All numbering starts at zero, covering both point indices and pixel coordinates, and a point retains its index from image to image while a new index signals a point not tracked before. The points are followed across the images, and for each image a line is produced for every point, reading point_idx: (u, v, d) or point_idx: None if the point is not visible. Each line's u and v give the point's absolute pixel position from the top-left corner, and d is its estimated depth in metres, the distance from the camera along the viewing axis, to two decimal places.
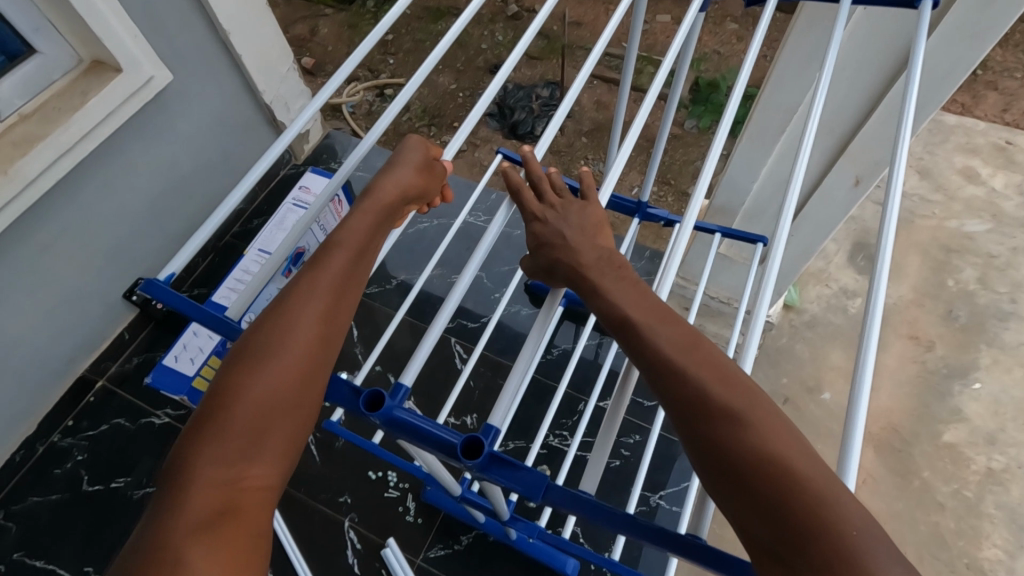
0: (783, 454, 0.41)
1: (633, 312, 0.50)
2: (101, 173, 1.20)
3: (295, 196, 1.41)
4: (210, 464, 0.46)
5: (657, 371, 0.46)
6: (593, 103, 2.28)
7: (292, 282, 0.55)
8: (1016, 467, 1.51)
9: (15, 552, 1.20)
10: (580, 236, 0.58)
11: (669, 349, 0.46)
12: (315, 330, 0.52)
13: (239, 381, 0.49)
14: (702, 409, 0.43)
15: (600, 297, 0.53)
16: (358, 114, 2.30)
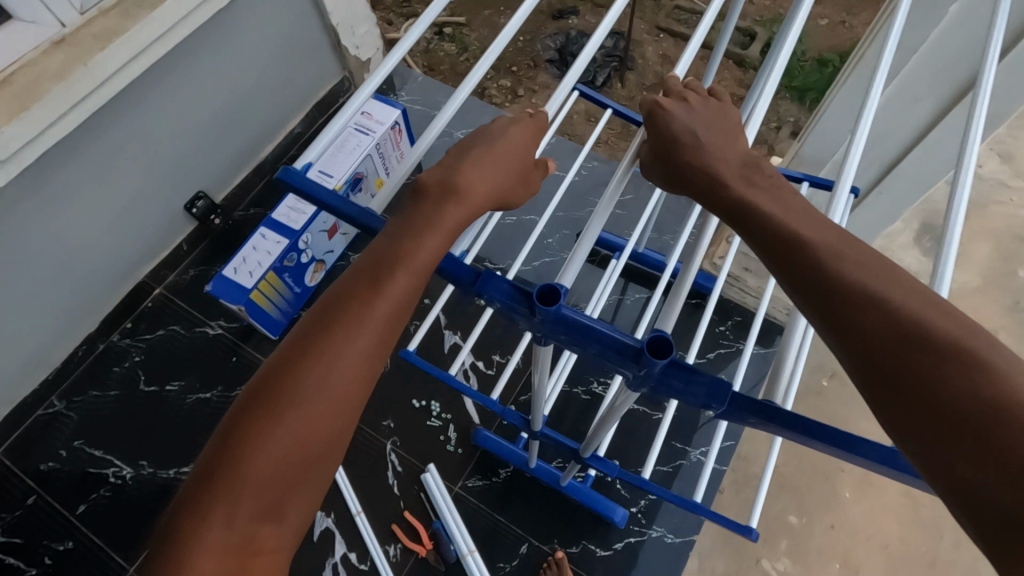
0: (974, 374, 0.36)
1: (779, 221, 0.45)
2: (172, 78, 1.20)
3: (357, 121, 1.39)
4: (220, 524, 0.45)
5: (812, 287, 0.42)
6: (658, 57, 2.19)
7: (335, 293, 0.49)
8: None
9: (75, 440, 1.26)
10: (711, 132, 0.55)
11: (826, 274, 0.41)
12: (349, 383, 0.48)
13: (266, 415, 0.47)
14: (903, 343, 0.38)
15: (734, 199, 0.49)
16: (416, 51, 2.25)
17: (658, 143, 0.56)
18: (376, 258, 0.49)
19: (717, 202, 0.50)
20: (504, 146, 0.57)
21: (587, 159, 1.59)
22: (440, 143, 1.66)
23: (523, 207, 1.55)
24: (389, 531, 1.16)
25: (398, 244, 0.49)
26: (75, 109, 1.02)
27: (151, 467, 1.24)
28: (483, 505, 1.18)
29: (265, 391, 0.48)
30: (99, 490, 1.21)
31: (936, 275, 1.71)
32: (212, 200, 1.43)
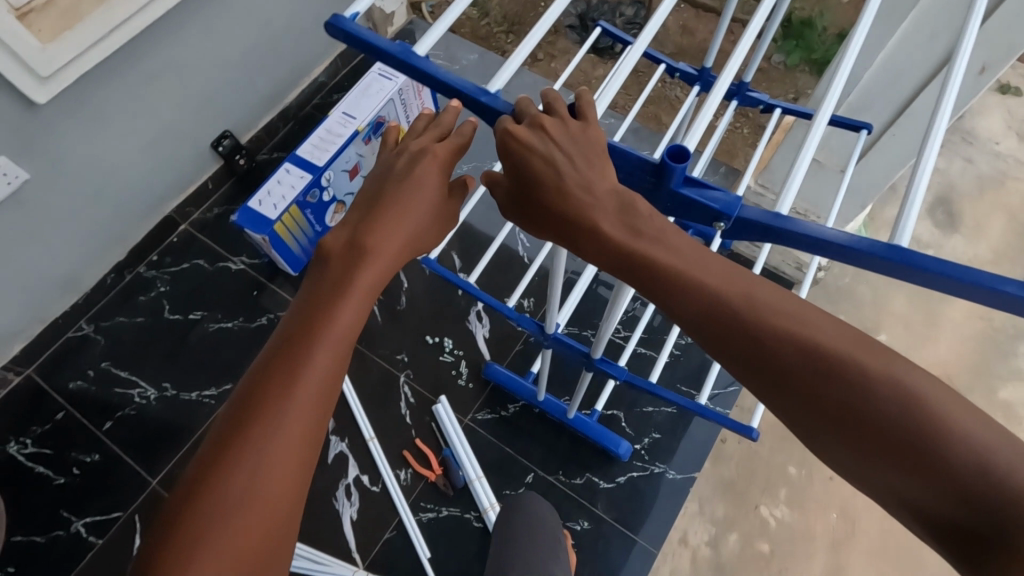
0: (867, 392, 0.39)
1: (668, 262, 0.45)
2: (205, 13, 1.23)
3: (381, 66, 1.42)
4: None
5: (712, 336, 0.44)
6: (678, 27, 2.20)
7: (254, 368, 0.47)
8: None
9: (103, 361, 1.31)
10: (566, 158, 0.48)
11: (734, 322, 0.43)
12: (310, 407, 0.46)
13: (200, 525, 0.42)
14: (819, 382, 0.41)
15: (601, 245, 0.47)
16: None
17: (512, 179, 0.50)
18: (295, 326, 0.48)
19: (581, 242, 0.48)
20: (411, 180, 0.53)
21: None
22: None
23: None
24: (400, 457, 1.20)
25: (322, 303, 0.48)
26: (113, 33, 1.06)
27: (174, 390, 1.29)
28: (490, 436, 1.22)
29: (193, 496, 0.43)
30: (125, 409, 1.27)
31: (948, 247, 1.72)
32: (237, 140, 1.47)
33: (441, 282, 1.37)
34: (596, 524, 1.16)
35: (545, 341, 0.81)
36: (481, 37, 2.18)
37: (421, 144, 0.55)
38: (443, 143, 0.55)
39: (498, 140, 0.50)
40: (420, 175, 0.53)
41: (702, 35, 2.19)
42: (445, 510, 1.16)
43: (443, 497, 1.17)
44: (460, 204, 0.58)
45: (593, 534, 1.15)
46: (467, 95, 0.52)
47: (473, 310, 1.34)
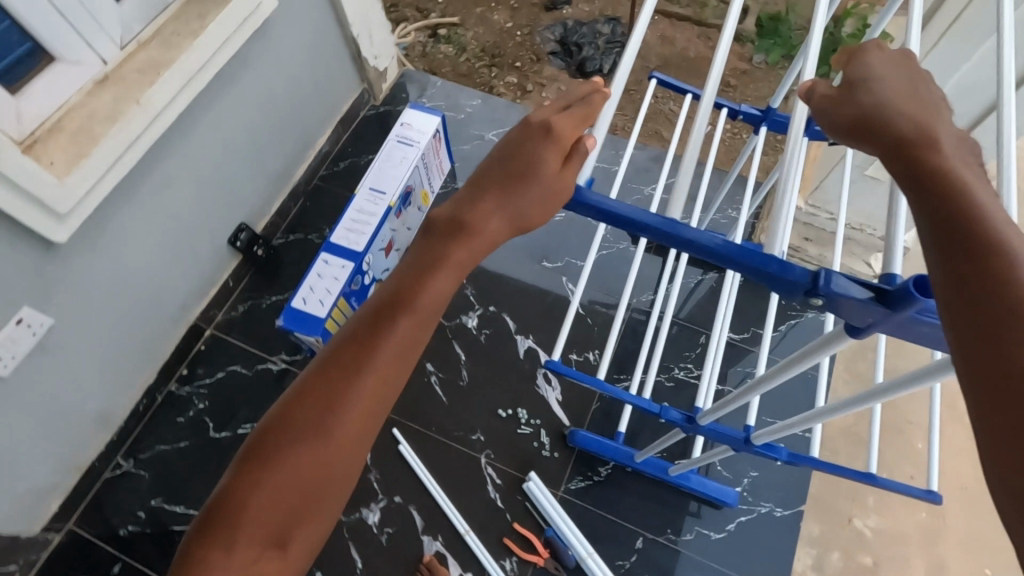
0: None
1: (971, 189, 0.40)
2: (213, 107, 1.14)
3: (399, 133, 1.35)
4: (281, 459, 0.55)
5: (971, 279, 0.37)
6: (656, 40, 2.21)
7: (365, 311, 0.57)
8: None
9: (152, 499, 1.19)
10: (928, 94, 0.45)
11: (1003, 273, 0.37)
12: (393, 362, 0.56)
13: (305, 422, 0.56)
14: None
15: (924, 160, 0.42)
16: (411, 55, 2.21)
17: (834, 99, 0.47)
18: (396, 286, 0.57)
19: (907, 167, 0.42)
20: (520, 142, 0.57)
21: None
22: (472, 147, 1.59)
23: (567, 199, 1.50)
24: (501, 544, 1.14)
25: (422, 272, 0.57)
26: (129, 150, 0.96)
27: None
28: (590, 505, 1.17)
29: (301, 400, 0.57)
30: None
31: None
32: (253, 231, 1.37)
33: (499, 349, 1.32)
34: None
35: (692, 429, 0.76)
36: (465, 74, 2.13)
37: (542, 118, 0.58)
38: (564, 118, 0.57)
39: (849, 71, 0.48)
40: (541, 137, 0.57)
41: (681, 43, 2.20)
42: None
43: None
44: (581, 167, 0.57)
45: None
46: (729, 255, 0.51)
47: (540, 372, 1.29)
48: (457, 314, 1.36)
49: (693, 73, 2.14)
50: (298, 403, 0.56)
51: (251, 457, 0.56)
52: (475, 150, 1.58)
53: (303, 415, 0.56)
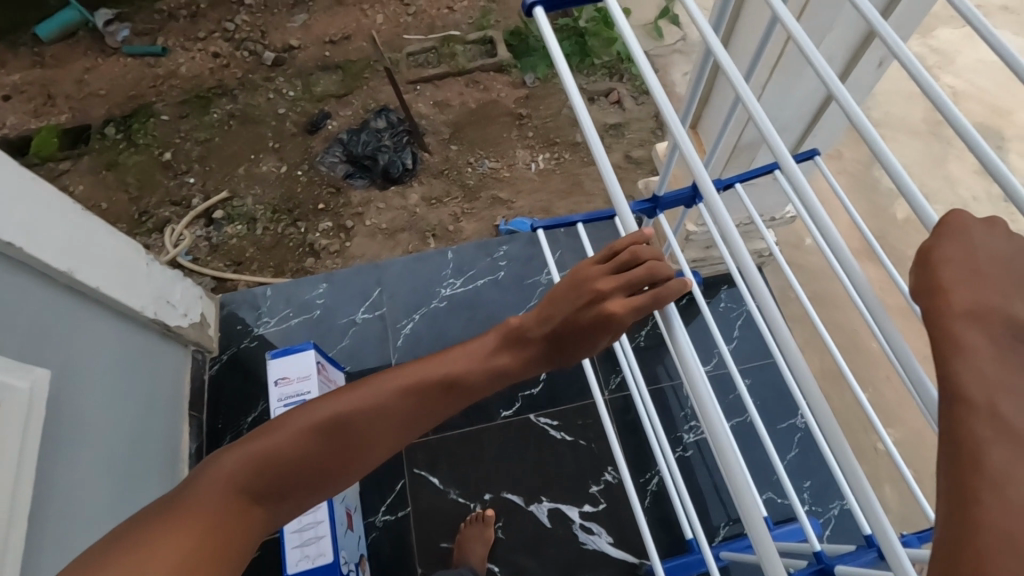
0: (999, 496, 0.33)
1: (984, 439, 0.35)
2: (44, 543, 0.85)
3: (280, 394, 1.12)
4: (277, 450, 0.58)
5: (971, 538, 0.33)
6: (432, 109, 2.12)
7: (435, 371, 0.61)
8: (968, 200, 1.73)
9: None
10: (1004, 301, 0.40)
11: (1006, 553, 0.32)
12: (403, 427, 0.61)
13: (326, 451, 0.59)
14: (980, 481, 0.34)
15: (949, 371, 0.38)
16: (203, 256, 1.88)
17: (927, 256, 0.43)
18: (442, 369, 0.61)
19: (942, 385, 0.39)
20: (578, 312, 0.59)
21: (496, 248, 1.47)
22: (351, 338, 1.38)
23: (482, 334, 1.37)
24: None
25: (479, 352, 0.63)
26: None
27: None
28: None
29: (336, 426, 0.59)
30: None
31: None
32: None
33: (524, 534, 1.18)
34: None
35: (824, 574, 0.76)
36: (274, 244, 1.88)
37: (601, 297, 0.58)
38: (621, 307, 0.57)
39: (919, 251, 0.44)
40: (595, 326, 0.58)
41: (457, 100, 2.14)
42: None
43: None
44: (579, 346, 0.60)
45: None
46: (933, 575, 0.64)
47: (578, 526, 1.18)
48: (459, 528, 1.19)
49: (484, 121, 2.08)
50: (319, 424, 0.59)
51: (258, 441, 0.58)
52: (357, 339, 1.38)
53: (316, 428, 0.59)
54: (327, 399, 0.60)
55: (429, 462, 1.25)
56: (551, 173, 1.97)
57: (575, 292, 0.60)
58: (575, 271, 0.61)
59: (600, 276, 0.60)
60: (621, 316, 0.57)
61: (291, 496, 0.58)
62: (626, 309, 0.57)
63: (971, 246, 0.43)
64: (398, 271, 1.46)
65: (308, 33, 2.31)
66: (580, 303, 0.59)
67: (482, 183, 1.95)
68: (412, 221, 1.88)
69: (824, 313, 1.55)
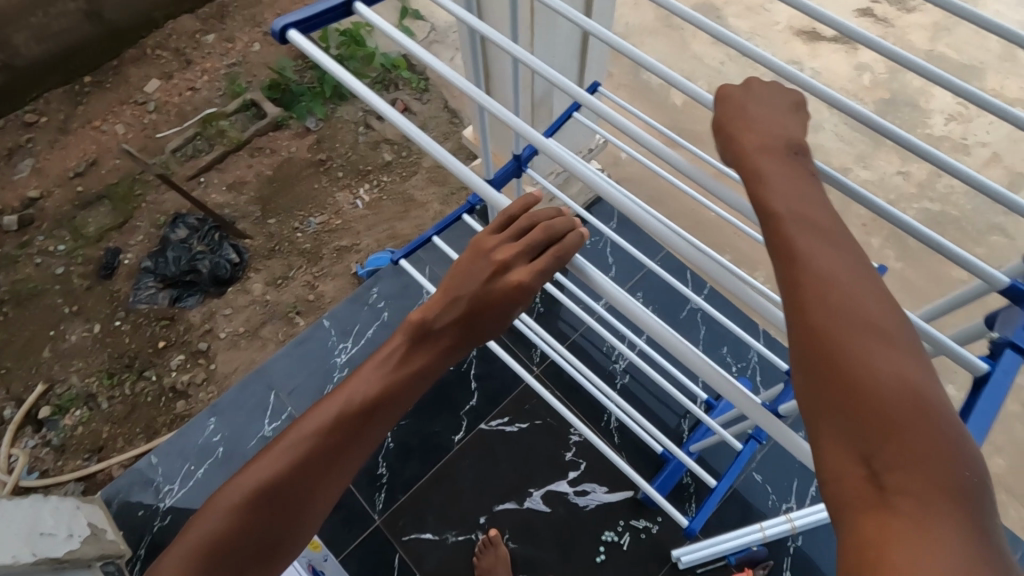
0: (827, 283, 0.40)
1: (799, 240, 0.42)
2: None
3: None
4: (217, 534, 0.58)
5: (813, 324, 0.40)
6: (229, 194, 1.97)
7: (348, 400, 0.60)
8: (718, 68, 2.02)
9: None
10: (783, 127, 0.49)
11: (839, 325, 0.39)
12: (336, 464, 0.60)
13: (266, 517, 0.58)
14: (808, 273, 0.41)
15: (758, 194, 0.45)
16: (52, 464, 1.59)
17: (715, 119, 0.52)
18: (357, 396, 0.60)
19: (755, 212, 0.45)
20: (484, 285, 0.57)
21: (367, 294, 1.43)
22: None
23: None
24: None
25: (391, 361, 0.61)
26: None
27: None
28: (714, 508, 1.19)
29: (266, 489, 0.58)
30: None
31: None
32: None
33: (532, 531, 1.19)
34: (804, 426, 1.29)
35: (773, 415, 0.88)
36: (131, 408, 1.64)
37: (500, 273, 0.57)
38: (525, 273, 0.56)
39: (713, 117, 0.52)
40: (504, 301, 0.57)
41: (249, 173, 2.01)
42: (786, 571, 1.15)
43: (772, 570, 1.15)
44: (485, 325, 0.59)
45: (808, 428, 1.29)
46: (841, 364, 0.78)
47: (572, 495, 1.21)
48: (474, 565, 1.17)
49: (289, 182, 1.99)
50: (249, 493, 0.58)
51: (197, 532, 0.58)
52: None
53: (249, 497, 0.58)
54: (254, 466, 0.60)
55: (414, 522, 1.20)
56: (379, 200, 1.94)
57: (478, 269, 0.58)
58: (481, 244, 0.59)
59: (499, 245, 0.58)
60: (526, 283, 0.55)
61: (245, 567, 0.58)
62: (534, 277, 0.55)
63: (745, 98, 0.51)
64: (284, 365, 1.36)
65: (45, 177, 2.01)
66: (488, 282, 0.57)
67: (318, 241, 1.87)
68: (268, 310, 1.75)
69: (666, 208, 1.72)
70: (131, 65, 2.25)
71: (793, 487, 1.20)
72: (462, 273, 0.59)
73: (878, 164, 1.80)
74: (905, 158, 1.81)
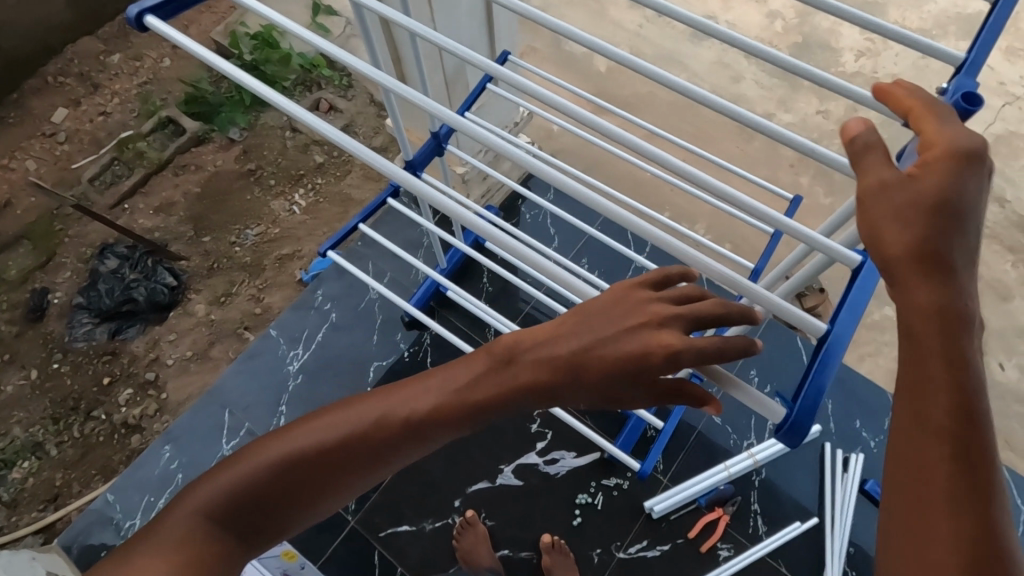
0: (939, 385, 0.46)
1: (933, 341, 0.46)
2: None
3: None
4: (253, 485, 0.59)
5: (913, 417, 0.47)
6: (157, 217, 1.90)
7: (413, 408, 0.59)
8: (637, 31, 2.03)
9: None
10: None
11: (934, 425, 0.46)
12: (380, 459, 0.60)
13: (301, 482, 0.60)
14: (924, 372, 0.46)
15: (906, 281, 0.45)
16: (6, 520, 1.51)
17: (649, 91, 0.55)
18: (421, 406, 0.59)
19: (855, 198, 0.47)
20: (618, 339, 0.52)
21: (312, 298, 1.40)
22: None
23: (354, 378, 1.32)
24: (705, 552, 1.15)
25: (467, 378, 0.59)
26: None
27: None
28: (679, 455, 1.23)
29: (310, 457, 0.60)
30: None
31: None
32: None
33: (508, 506, 1.20)
34: (755, 365, 1.33)
35: None
36: (82, 450, 1.58)
37: (646, 337, 0.51)
38: (668, 339, 0.50)
39: None
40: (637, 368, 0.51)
41: (176, 193, 1.93)
42: (753, 504, 1.19)
43: (740, 506, 1.19)
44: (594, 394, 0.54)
45: (759, 366, 1.34)
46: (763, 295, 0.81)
47: (542, 465, 1.23)
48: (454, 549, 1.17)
49: (219, 197, 1.92)
50: (293, 457, 0.59)
51: (236, 476, 0.60)
52: None
53: (291, 459, 0.59)
54: (305, 428, 0.61)
55: (389, 517, 1.20)
56: (316, 203, 1.90)
57: (615, 319, 0.53)
58: (626, 290, 0.54)
59: (654, 300, 0.52)
60: (682, 351, 0.49)
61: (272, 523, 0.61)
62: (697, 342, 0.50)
63: None
64: (236, 381, 1.32)
65: None
66: (631, 338, 0.51)
67: (258, 252, 1.82)
68: (215, 330, 1.70)
69: (602, 174, 1.74)
70: (33, 95, 2.12)
71: (751, 424, 1.24)
72: (599, 322, 0.53)
73: (798, 106, 1.86)
74: (822, 98, 1.87)
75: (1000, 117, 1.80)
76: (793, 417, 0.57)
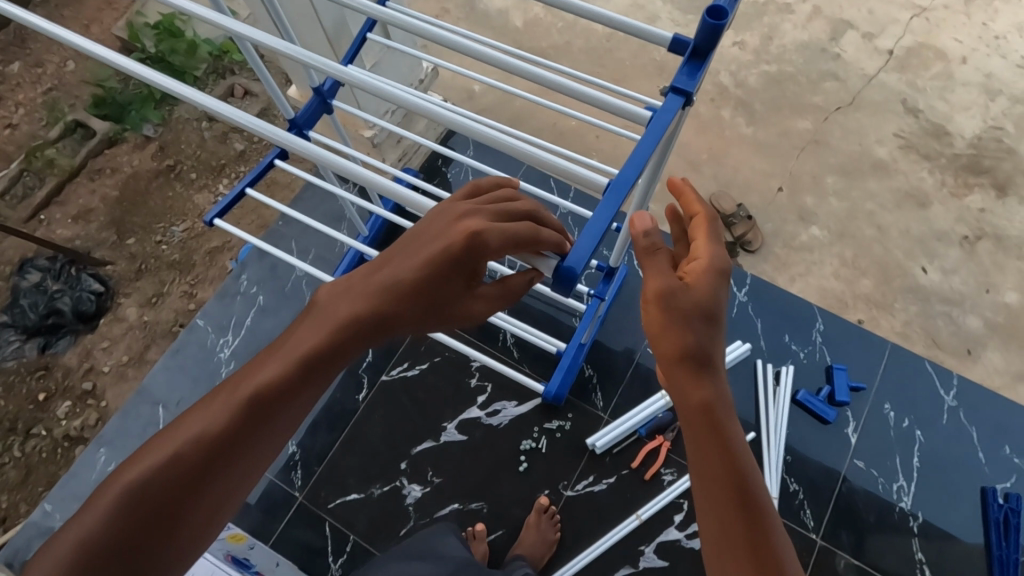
0: (699, 379, 0.58)
1: (689, 346, 0.57)
2: None
3: None
4: (138, 502, 0.51)
5: (696, 413, 0.58)
6: (77, 225, 1.82)
7: (288, 355, 0.56)
8: None
9: None
10: None
11: (703, 410, 0.58)
12: (274, 424, 0.56)
13: (192, 483, 0.53)
14: (691, 370, 0.57)
15: (656, 313, 0.58)
16: None
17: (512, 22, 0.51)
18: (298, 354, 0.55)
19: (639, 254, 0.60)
20: (436, 242, 0.55)
21: (237, 283, 1.37)
22: None
23: None
24: (651, 479, 1.18)
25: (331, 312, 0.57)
26: None
27: None
28: (618, 390, 1.24)
29: (195, 446, 0.53)
30: None
31: None
32: None
33: (454, 463, 1.21)
34: None
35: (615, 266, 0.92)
36: (25, 470, 1.53)
37: (478, 248, 0.54)
38: (496, 239, 0.55)
39: None
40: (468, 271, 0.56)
41: (94, 199, 1.86)
42: None
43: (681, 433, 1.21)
44: (440, 306, 0.58)
45: None
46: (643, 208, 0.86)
47: (485, 418, 1.23)
48: (403, 510, 1.18)
49: (141, 198, 1.85)
50: (177, 453, 0.52)
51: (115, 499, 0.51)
52: None
53: (173, 459, 0.52)
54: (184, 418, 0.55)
55: (338, 489, 1.20)
56: None
57: (432, 227, 0.57)
58: (435, 205, 0.58)
59: (476, 213, 0.56)
60: (485, 235, 0.54)
61: (170, 543, 0.52)
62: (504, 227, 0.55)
63: None
64: (166, 377, 1.30)
65: None
66: (445, 236, 0.55)
67: (186, 249, 1.77)
68: (150, 332, 1.66)
69: (525, 129, 1.73)
70: None
71: None
72: (433, 241, 0.56)
73: None
74: (738, 30, 1.87)
75: (909, 30, 1.82)
76: (568, 264, 0.58)
